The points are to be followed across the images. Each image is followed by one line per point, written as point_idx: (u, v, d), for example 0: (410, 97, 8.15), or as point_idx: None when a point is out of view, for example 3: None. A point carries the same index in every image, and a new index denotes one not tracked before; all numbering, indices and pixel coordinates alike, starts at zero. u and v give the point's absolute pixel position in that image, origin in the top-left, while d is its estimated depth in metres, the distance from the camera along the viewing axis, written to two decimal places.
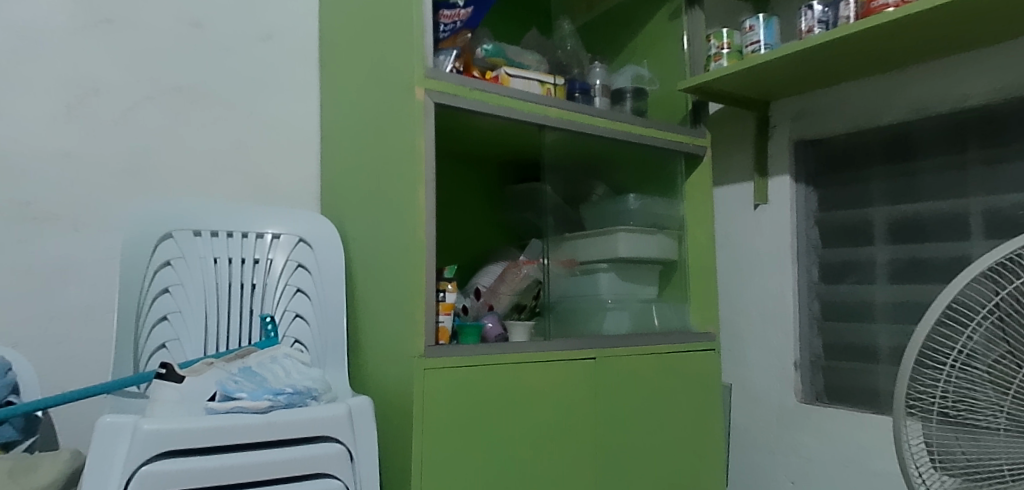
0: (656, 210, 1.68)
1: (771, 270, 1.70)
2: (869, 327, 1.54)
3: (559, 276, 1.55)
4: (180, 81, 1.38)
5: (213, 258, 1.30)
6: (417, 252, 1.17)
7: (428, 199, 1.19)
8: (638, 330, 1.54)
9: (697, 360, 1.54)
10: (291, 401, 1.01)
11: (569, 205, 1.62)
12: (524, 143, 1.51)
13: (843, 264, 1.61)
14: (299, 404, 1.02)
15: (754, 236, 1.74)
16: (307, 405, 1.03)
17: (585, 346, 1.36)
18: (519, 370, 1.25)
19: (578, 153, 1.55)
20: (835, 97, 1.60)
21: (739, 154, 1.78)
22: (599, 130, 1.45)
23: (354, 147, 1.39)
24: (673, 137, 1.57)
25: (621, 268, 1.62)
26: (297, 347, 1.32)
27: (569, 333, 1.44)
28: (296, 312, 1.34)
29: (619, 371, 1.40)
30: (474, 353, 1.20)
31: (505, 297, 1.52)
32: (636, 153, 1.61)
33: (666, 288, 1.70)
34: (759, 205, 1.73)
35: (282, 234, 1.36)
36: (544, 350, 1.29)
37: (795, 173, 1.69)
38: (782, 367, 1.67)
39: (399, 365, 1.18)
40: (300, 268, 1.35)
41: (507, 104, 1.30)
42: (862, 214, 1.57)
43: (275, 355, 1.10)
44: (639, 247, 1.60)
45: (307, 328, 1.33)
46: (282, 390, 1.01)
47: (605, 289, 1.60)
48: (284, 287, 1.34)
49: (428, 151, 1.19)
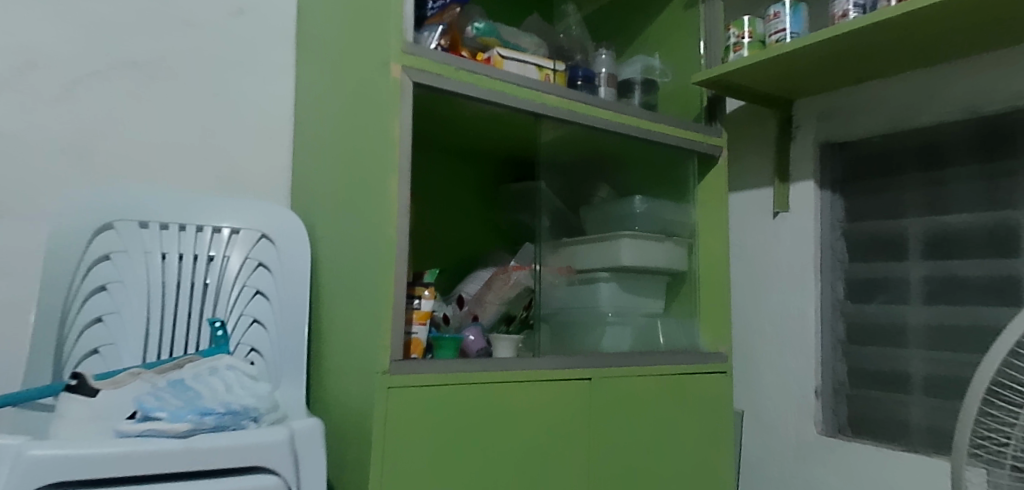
0: (664, 215, 1.52)
1: (790, 285, 1.52)
2: (901, 352, 1.38)
3: (558, 287, 1.39)
4: (134, 55, 1.23)
5: (161, 254, 1.15)
6: (387, 251, 1.01)
7: (402, 191, 1.03)
8: (640, 348, 1.37)
9: (705, 383, 1.38)
10: (220, 423, 0.85)
11: (569, 208, 1.46)
12: (519, 136, 1.36)
13: (873, 281, 1.44)
14: (232, 426, 0.86)
15: (772, 248, 1.57)
16: (241, 427, 0.87)
17: (579, 365, 1.20)
18: (503, 390, 1.09)
19: (579, 148, 1.40)
20: (869, 94, 1.44)
21: (757, 156, 1.61)
22: (603, 122, 1.29)
23: (327, 133, 1.24)
24: (686, 134, 1.42)
25: (624, 278, 1.46)
26: (252, 356, 1.17)
27: (561, 349, 1.26)
28: (254, 316, 1.19)
29: (617, 396, 1.24)
30: (448, 371, 1.04)
31: (491, 304, 1.35)
32: (644, 152, 1.46)
33: (674, 301, 1.53)
34: (779, 212, 1.55)
35: (241, 229, 1.22)
36: (530, 369, 1.13)
37: (821, 178, 1.52)
38: (801, 395, 1.49)
39: (360, 383, 1.02)
40: (260, 267, 1.21)
41: (498, 89, 1.15)
42: (895, 225, 1.40)
43: (214, 366, 0.98)
44: (644, 256, 1.43)
45: (265, 335, 1.19)
46: (211, 411, 0.85)
47: (605, 301, 1.43)
48: (240, 289, 1.19)
49: (403, 137, 1.04)
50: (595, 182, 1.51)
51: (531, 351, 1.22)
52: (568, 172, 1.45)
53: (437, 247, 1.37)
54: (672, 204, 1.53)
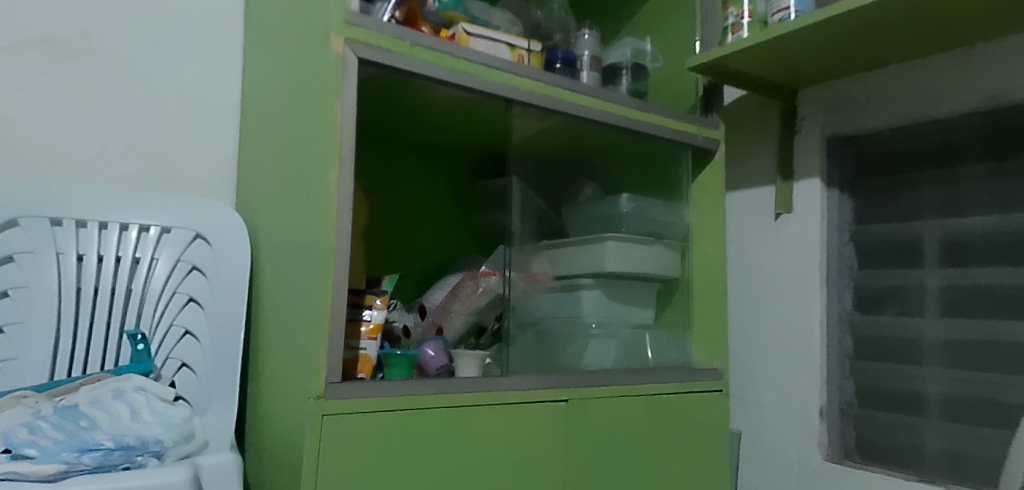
0: (653, 216, 1.37)
1: (793, 293, 1.38)
2: (915, 370, 1.23)
3: (539, 296, 1.25)
4: (51, 30, 1.08)
5: (77, 256, 1.00)
6: (324, 255, 0.87)
7: (343, 185, 0.89)
8: (625, 364, 1.23)
9: (693, 405, 1.23)
10: (101, 462, 0.71)
11: (551, 208, 1.31)
12: (490, 126, 1.21)
13: (884, 291, 1.29)
14: (117, 466, 0.72)
15: (772, 252, 1.42)
16: (129, 467, 0.73)
17: (553, 386, 1.06)
18: (464, 415, 0.95)
19: (561, 140, 1.25)
20: (882, 83, 1.30)
21: (757, 152, 1.47)
22: (584, 110, 1.15)
23: (269, 120, 1.09)
24: (677, 125, 1.27)
25: (610, 285, 1.32)
26: (182, 373, 1.04)
27: (535, 366, 1.10)
28: (186, 328, 1.05)
29: (594, 419, 1.10)
30: (398, 393, 0.90)
31: (457, 315, 1.19)
32: (632, 148, 1.32)
33: (664, 311, 1.39)
34: (781, 214, 1.41)
35: (173, 227, 1.07)
36: (497, 390, 0.99)
37: (827, 177, 1.38)
38: (805, 416, 1.34)
39: (292, 409, 0.88)
40: (194, 271, 1.07)
41: (462, 69, 1.01)
42: (909, 229, 1.26)
43: (120, 387, 0.84)
44: (631, 261, 1.29)
45: (198, 348, 1.05)
46: (94, 447, 0.72)
47: (590, 310, 1.30)
48: (170, 296, 1.05)
49: (345, 122, 0.90)
50: (580, 180, 1.36)
51: (500, 362, 1.09)
52: (548, 166, 1.30)
53: (389, 253, 1.25)
54: (663, 204, 1.38)
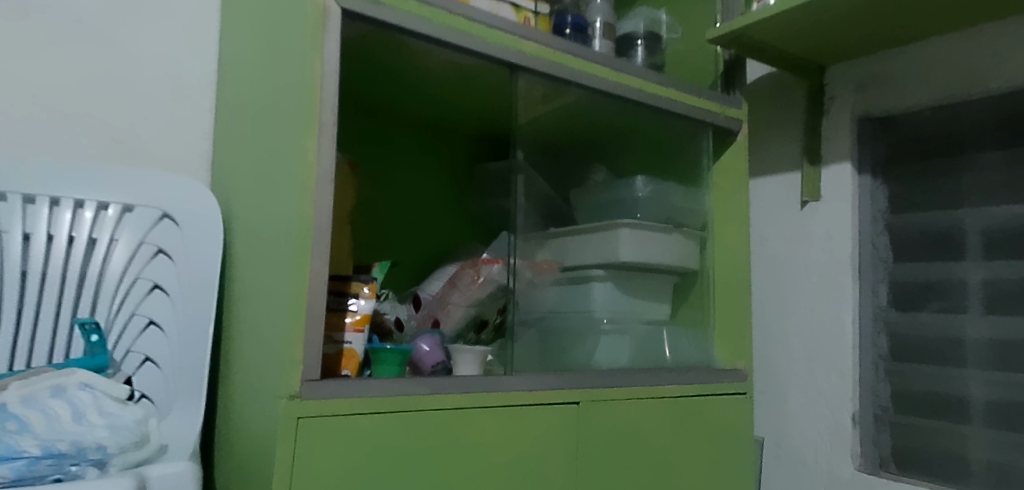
0: (671, 201, 1.25)
1: (822, 288, 1.26)
2: (957, 373, 1.12)
3: (545, 289, 1.14)
4: None
5: (24, 235, 0.89)
6: (302, 234, 0.75)
7: (324, 153, 0.77)
8: (639, 363, 1.11)
9: (708, 410, 1.11)
10: (22, 475, 0.64)
11: (557, 194, 1.21)
12: (492, 100, 1.10)
13: (921, 286, 1.18)
14: (43, 477, 0.66)
15: (798, 244, 1.31)
16: (57, 479, 0.66)
17: (563, 386, 0.95)
18: (463, 419, 0.83)
19: (570, 119, 1.14)
20: (918, 57, 1.19)
21: (781, 136, 1.35)
22: (596, 80, 1.03)
23: (246, 87, 0.98)
24: (697, 102, 1.16)
25: (623, 277, 1.20)
26: (146, 368, 0.93)
27: (542, 366, 0.98)
28: (150, 317, 0.94)
29: (606, 425, 0.98)
30: (387, 393, 0.78)
31: (455, 307, 1.07)
32: (647, 128, 1.21)
33: (682, 306, 1.28)
34: (808, 202, 1.30)
35: (136, 206, 0.96)
36: (500, 391, 0.88)
37: (859, 161, 1.26)
38: (835, 423, 1.22)
39: (264, 410, 0.76)
40: (160, 255, 0.96)
41: (460, 29, 0.89)
42: (949, 218, 1.15)
43: (62, 385, 0.73)
44: (647, 251, 1.17)
45: (164, 341, 0.94)
46: (18, 456, 0.65)
47: (599, 304, 1.18)
48: (131, 282, 0.94)
49: (327, 81, 0.78)
50: (586, 166, 1.25)
51: (503, 362, 0.97)
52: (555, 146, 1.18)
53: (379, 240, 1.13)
54: (681, 188, 1.27)
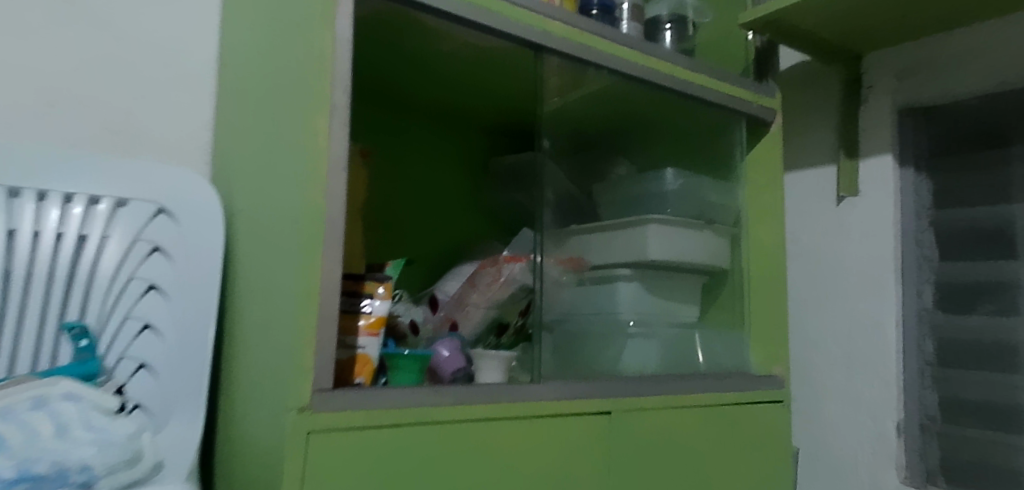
0: (702, 194, 1.16)
1: (861, 288, 1.19)
2: (1010, 379, 1.04)
3: (570, 287, 1.07)
4: None
5: (7, 231, 0.81)
6: (313, 225, 0.67)
7: (338, 136, 0.70)
8: (669, 369, 1.03)
9: (744, 418, 1.03)
10: None
11: (580, 191, 1.12)
12: (513, 85, 1.03)
13: (970, 287, 1.10)
14: None
15: (834, 241, 1.23)
16: None
17: (594, 395, 0.87)
18: (487, 431, 0.76)
19: (596, 107, 1.07)
20: (964, 42, 1.11)
21: (814, 127, 1.28)
22: (626, 63, 0.96)
23: (250, 71, 0.90)
24: (730, 90, 1.09)
25: (650, 277, 1.12)
26: (140, 375, 0.85)
27: (569, 372, 0.91)
28: (145, 320, 0.86)
29: (639, 437, 0.91)
30: (406, 403, 0.71)
31: (474, 309, 0.98)
32: (675, 117, 1.13)
33: (710, 308, 1.21)
34: (845, 197, 1.22)
35: (130, 200, 0.88)
36: (528, 400, 0.80)
37: (899, 153, 1.18)
38: (878, 432, 1.15)
39: (271, 421, 0.68)
40: (155, 253, 0.88)
41: (483, 5, 0.82)
42: (1000, 213, 1.07)
43: (44, 396, 0.67)
44: (677, 248, 1.09)
45: (160, 346, 0.86)
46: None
47: (625, 305, 1.10)
48: (125, 282, 0.86)
49: (341, 57, 0.71)
50: (609, 158, 1.18)
51: (532, 362, 0.89)
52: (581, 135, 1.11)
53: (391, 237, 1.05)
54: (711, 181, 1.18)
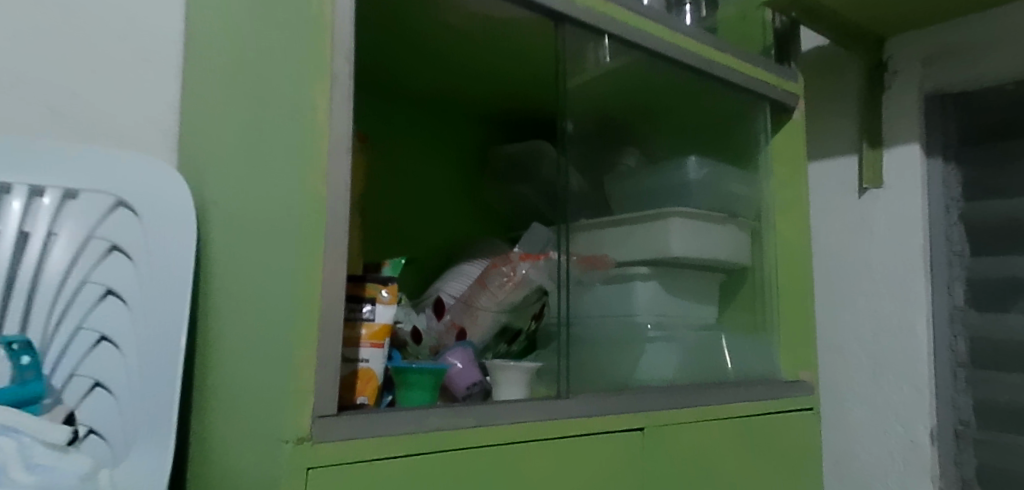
0: (726, 186, 1.07)
1: (887, 287, 1.11)
2: None
3: (594, 289, 0.95)
4: None
5: None
6: (312, 216, 0.56)
7: (339, 111, 0.58)
8: (694, 377, 0.94)
9: (776, 429, 0.94)
10: None
11: (592, 189, 0.98)
12: (523, 63, 0.92)
13: (1007, 283, 1.03)
14: None
15: (856, 237, 1.16)
16: None
17: (625, 410, 0.77)
18: (513, 458, 0.65)
19: (615, 93, 0.97)
20: (998, 24, 1.04)
21: (833, 116, 1.20)
22: (654, 40, 0.86)
23: (224, 43, 0.78)
24: (756, 73, 0.99)
25: (669, 274, 1.02)
26: (95, 396, 0.72)
27: (593, 385, 0.80)
28: (101, 332, 0.73)
29: (674, 455, 0.81)
30: (421, 429, 0.59)
31: (485, 313, 0.87)
32: (694, 101, 1.04)
33: (728, 305, 1.10)
34: (867, 190, 1.14)
35: (82, 191, 0.76)
36: (556, 419, 0.70)
37: (927, 143, 1.11)
38: (910, 440, 1.07)
39: (258, 453, 0.56)
40: (113, 252, 0.76)
41: None
42: None
43: None
44: (699, 243, 1.00)
45: (120, 361, 0.73)
46: None
47: (642, 306, 0.99)
48: (76, 286, 0.74)
49: (342, 17, 0.59)
50: (617, 148, 1.03)
51: (568, 369, 0.79)
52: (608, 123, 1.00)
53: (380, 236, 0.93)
54: (734, 172, 1.09)
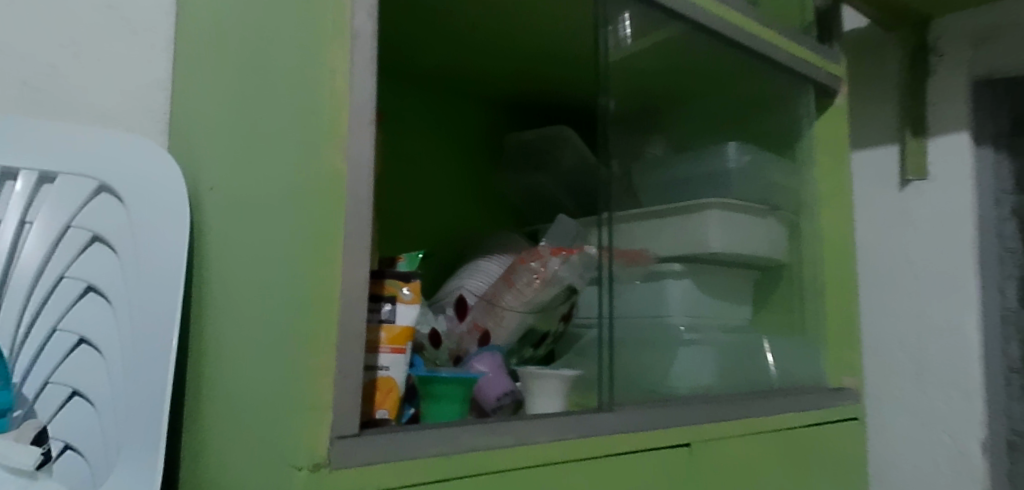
0: (766, 175, 0.99)
1: (933, 286, 1.04)
2: None
3: (633, 286, 0.85)
4: None
5: None
6: (329, 200, 0.47)
7: (360, 75, 0.49)
8: (734, 385, 0.86)
9: (824, 442, 0.86)
10: None
11: (622, 178, 0.86)
12: (547, 36, 0.84)
13: None
14: None
15: (898, 232, 1.08)
16: None
17: (671, 425, 0.68)
18: (555, 481, 0.56)
19: (648, 73, 0.89)
20: None
21: (872, 103, 1.12)
22: (700, 13, 0.77)
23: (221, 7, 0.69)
24: (802, 52, 0.91)
25: (702, 273, 0.93)
26: (74, 407, 0.64)
27: (633, 397, 0.71)
28: (81, 334, 0.65)
29: (721, 473, 0.72)
30: (454, 451, 0.51)
31: (510, 313, 0.78)
32: (732, 81, 0.96)
33: (764, 308, 1.01)
34: (911, 182, 1.07)
35: (59, 175, 0.67)
36: (600, 435, 0.61)
37: (976, 132, 1.03)
38: (959, 450, 0.99)
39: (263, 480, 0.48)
40: (95, 243, 0.67)
41: None
42: None
43: None
44: (736, 239, 0.92)
45: (102, 367, 0.65)
46: None
47: (675, 307, 0.90)
48: (52, 282, 0.66)
49: None
50: (645, 139, 0.91)
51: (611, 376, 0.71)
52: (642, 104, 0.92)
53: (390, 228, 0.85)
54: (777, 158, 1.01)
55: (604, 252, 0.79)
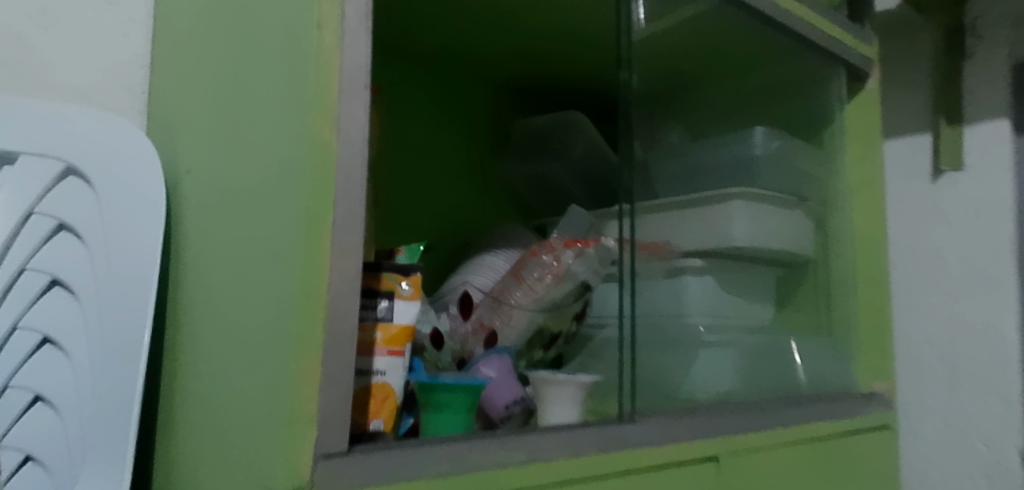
0: (793, 163, 0.92)
1: (968, 284, 0.97)
2: None
3: (654, 282, 0.77)
4: None
5: None
6: (319, 176, 0.40)
7: (354, 31, 0.43)
8: (761, 391, 0.79)
9: (858, 452, 0.80)
10: None
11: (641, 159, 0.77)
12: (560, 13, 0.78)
13: None
14: None
15: (931, 226, 1.01)
16: None
17: (699, 436, 0.62)
18: None
19: (669, 53, 0.82)
20: None
21: (902, 89, 1.06)
22: None
23: None
24: (834, 30, 0.85)
25: (723, 269, 0.86)
26: (36, 414, 0.57)
27: (655, 406, 0.65)
28: (43, 333, 0.58)
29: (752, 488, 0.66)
30: (461, 469, 0.44)
31: (519, 312, 0.72)
32: (758, 60, 0.90)
33: (784, 308, 0.93)
34: (944, 173, 1.00)
35: (21, 155, 0.60)
36: (624, 448, 0.55)
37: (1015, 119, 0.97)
38: (996, 461, 0.93)
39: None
40: (62, 231, 0.60)
41: None
42: None
43: None
44: (761, 231, 0.86)
45: (67, 369, 0.58)
46: None
47: (693, 306, 0.84)
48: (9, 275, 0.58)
49: None
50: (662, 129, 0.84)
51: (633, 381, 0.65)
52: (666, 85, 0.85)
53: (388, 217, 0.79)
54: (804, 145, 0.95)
55: (626, 241, 0.71)
